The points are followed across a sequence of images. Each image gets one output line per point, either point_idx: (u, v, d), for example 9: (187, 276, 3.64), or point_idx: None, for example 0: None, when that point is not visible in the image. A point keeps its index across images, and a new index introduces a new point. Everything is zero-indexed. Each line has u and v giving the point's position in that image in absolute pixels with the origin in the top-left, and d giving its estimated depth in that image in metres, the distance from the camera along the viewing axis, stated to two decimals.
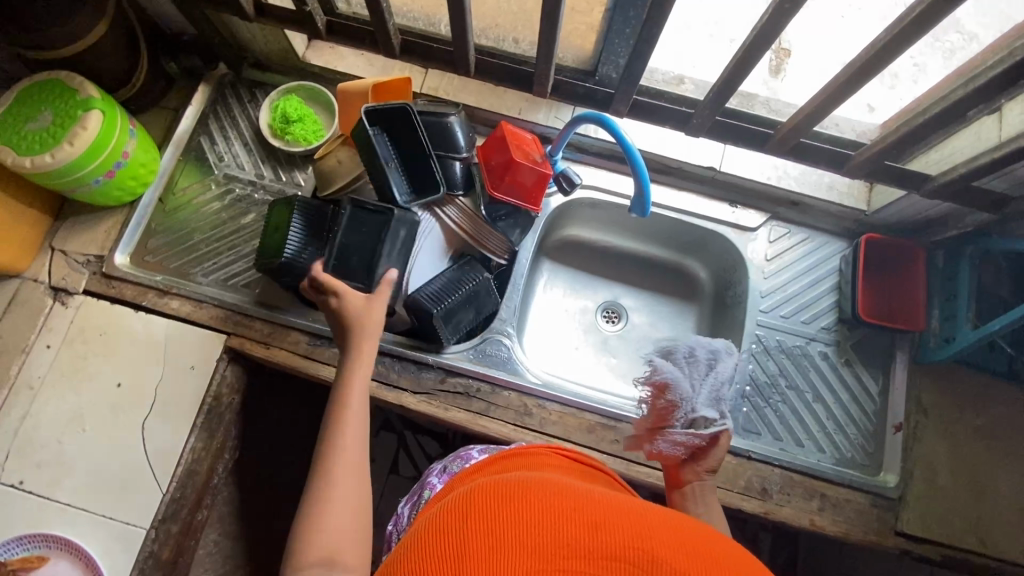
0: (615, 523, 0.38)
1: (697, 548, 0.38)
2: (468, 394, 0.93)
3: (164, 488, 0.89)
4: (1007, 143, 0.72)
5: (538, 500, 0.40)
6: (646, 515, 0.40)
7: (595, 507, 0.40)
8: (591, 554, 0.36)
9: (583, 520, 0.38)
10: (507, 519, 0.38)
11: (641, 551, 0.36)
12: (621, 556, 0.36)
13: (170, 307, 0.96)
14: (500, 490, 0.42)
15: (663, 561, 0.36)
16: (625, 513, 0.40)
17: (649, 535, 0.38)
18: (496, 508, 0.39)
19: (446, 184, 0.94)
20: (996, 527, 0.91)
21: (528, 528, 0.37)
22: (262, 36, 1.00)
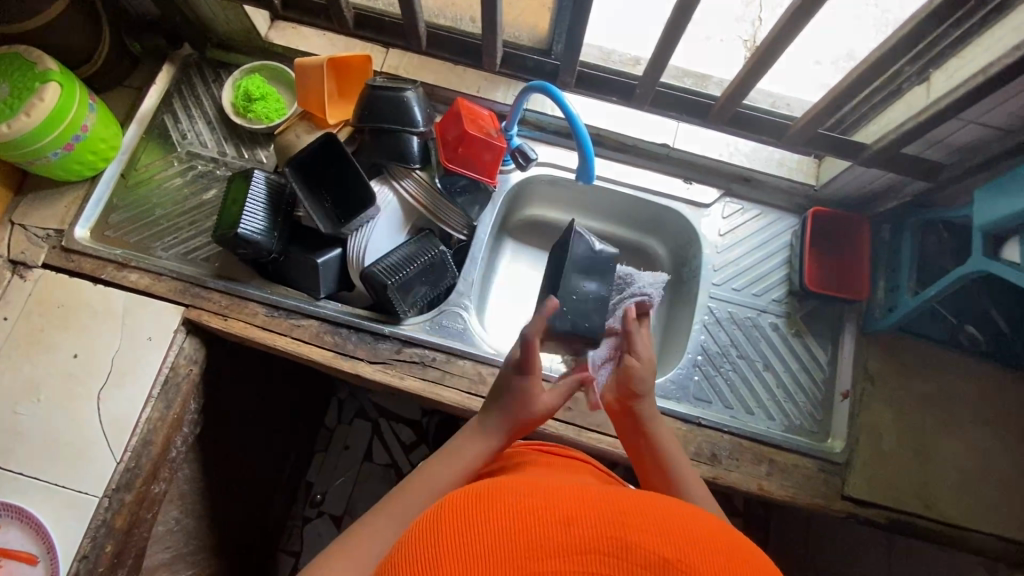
0: (590, 517, 0.40)
1: (671, 529, 0.40)
2: (423, 364, 0.94)
3: (117, 457, 0.89)
4: (931, 107, 0.75)
5: (516, 502, 0.42)
6: (622, 502, 0.42)
7: (571, 499, 0.42)
8: (568, 549, 0.38)
9: (558, 516, 0.40)
10: (489, 527, 0.40)
11: (614, 540, 0.38)
12: (596, 548, 0.38)
13: (130, 280, 0.97)
14: (477, 496, 0.43)
15: (633, 545, 0.38)
16: (604, 504, 0.42)
17: (623, 524, 0.40)
18: (476, 516, 0.41)
19: (403, 157, 0.96)
20: (940, 490, 0.93)
21: (507, 536, 0.39)
22: (224, 15, 1.02)
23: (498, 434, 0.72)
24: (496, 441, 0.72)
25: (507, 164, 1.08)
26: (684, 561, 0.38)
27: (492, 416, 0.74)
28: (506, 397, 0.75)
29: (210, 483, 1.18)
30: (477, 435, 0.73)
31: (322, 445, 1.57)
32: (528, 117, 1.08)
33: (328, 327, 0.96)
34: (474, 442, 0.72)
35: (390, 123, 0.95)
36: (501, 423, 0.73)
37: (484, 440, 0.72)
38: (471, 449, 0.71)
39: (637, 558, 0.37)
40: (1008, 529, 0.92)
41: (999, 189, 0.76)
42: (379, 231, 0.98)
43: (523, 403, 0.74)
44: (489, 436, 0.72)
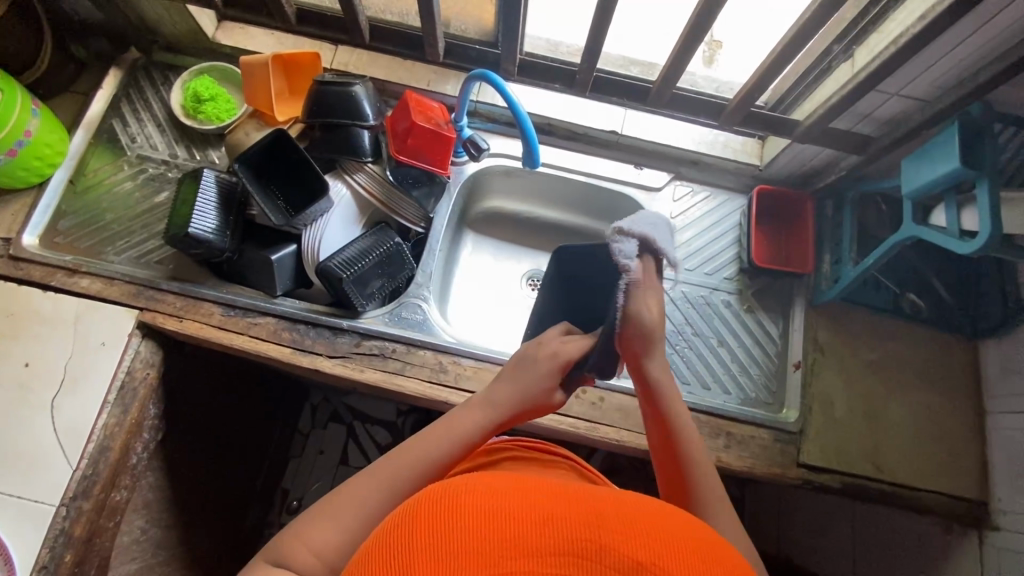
0: (566, 516, 0.36)
1: (649, 531, 0.37)
2: (383, 355, 0.95)
3: (74, 464, 0.88)
4: (854, 80, 0.78)
5: (488, 498, 0.37)
6: (599, 501, 0.39)
7: (542, 497, 0.38)
8: (539, 552, 0.34)
9: (532, 516, 0.36)
10: (459, 522, 0.36)
11: (588, 543, 0.35)
12: (570, 550, 0.34)
13: (81, 285, 0.96)
14: (445, 490, 0.39)
15: (608, 549, 0.34)
16: (581, 504, 0.38)
17: (597, 524, 0.36)
18: (446, 509, 0.37)
19: (354, 151, 0.97)
20: (891, 454, 0.96)
21: (476, 532, 0.35)
22: (168, 16, 1.02)
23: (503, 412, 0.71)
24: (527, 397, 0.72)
25: (461, 156, 1.10)
26: (662, 566, 0.34)
27: (502, 391, 0.72)
28: (519, 377, 0.73)
29: (178, 491, 1.16)
30: (483, 410, 0.70)
31: (297, 450, 1.56)
32: (480, 109, 1.10)
33: (286, 324, 0.95)
34: (478, 415, 0.70)
35: (340, 117, 0.96)
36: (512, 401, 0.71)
37: (490, 417, 0.70)
38: (477, 424, 0.69)
39: (612, 562, 0.34)
40: (958, 487, 0.95)
41: (923, 156, 0.79)
42: (332, 226, 0.98)
43: (534, 383, 0.72)
44: (495, 411, 0.70)
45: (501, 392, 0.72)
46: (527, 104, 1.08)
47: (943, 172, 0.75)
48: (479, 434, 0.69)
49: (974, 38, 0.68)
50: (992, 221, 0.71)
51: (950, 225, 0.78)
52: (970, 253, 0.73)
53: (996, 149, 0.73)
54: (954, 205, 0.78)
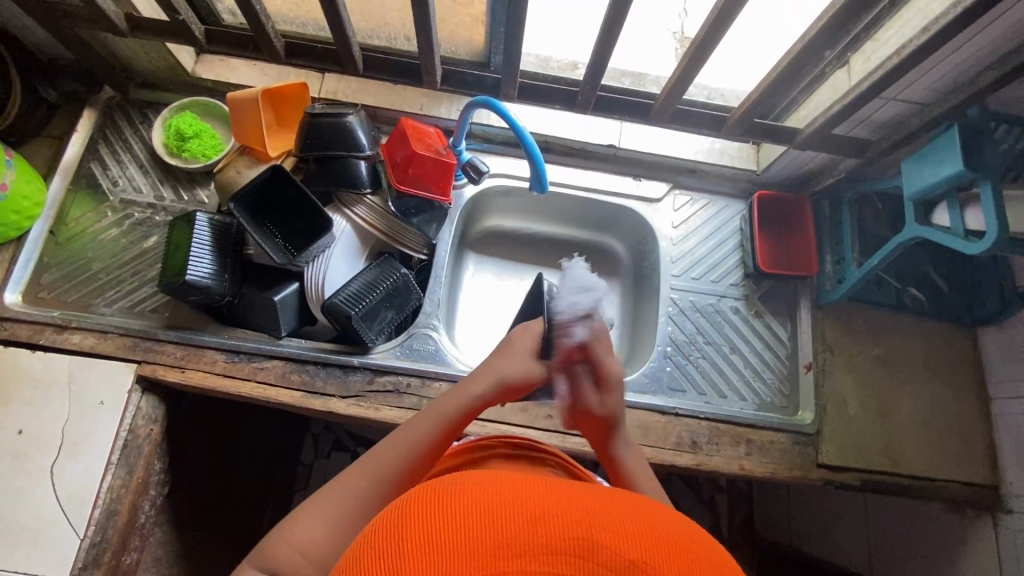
0: (558, 513, 0.35)
1: (641, 529, 0.36)
2: (397, 391, 0.92)
3: (81, 534, 0.83)
4: (855, 88, 0.79)
5: (477, 498, 0.36)
6: (591, 497, 0.38)
7: (531, 494, 0.37)
8: (530, 554, 0.33)
9: (520, 515, 0.34)
10: (446, 524, 0.34)
11: (581, 541, 0.34)
12: (561, 550, 0.33)
13: (72, 342, 0.91)
14: (435, 491, 0.37)
15: (602, 547, 0.33)
16: (573, 501, 0.37)
17: (588, 521, 0.35)
18: (435, 511, 0.35)
19: (353, 182, 0.94)
20: (905, 447, 0.98)
21: (464, 533, 0.33)
22: (145, 53, 0.97)
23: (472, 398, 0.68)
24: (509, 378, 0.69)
25: (460, 179, 1.08)
26: (655, 564, 0.33)
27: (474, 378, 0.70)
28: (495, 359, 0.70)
29: (186, 542, 1.12)
30: (455, 396, 0.68)
31: (302, 484, 1.51)
32: (475, 130, 1.08)
33: (294, 366, 0.92)
34: (445, 403, 0.67)
35: (336, 149, 0.93)
36: (484, 385, 0.68)
37: (459, 403, 0.67)
38: (443, 413, 0.66)
39: (605, 560, 0.33)
40: (970, 474, 0.98)
41: (923, 159, 0.81)
42: (336, 261, 0.95)
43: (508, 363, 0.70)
44: (467, 393, 0.68)
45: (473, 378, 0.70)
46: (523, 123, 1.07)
47: (946, 175, 0.76)
48: (450, 420, 0.66)
49: (971, 46, 0.69)
50: (998, 222, 0.72)
51: (954, 225, 0.80)
52: (977, 253, 0.75)
53: (996, 150, 0.75)
54: (957, 205, 0.79)
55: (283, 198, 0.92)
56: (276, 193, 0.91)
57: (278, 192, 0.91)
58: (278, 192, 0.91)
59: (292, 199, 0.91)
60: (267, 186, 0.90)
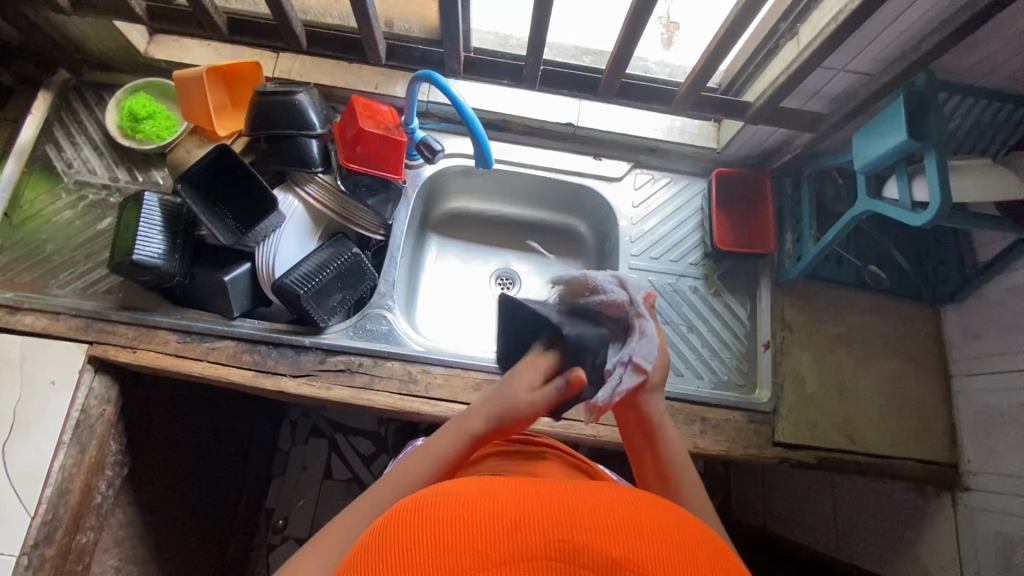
0: (538, 517, 0.36)
1: (623, 523, 0.36)
2: (349, 370, 0.92)
3: (32, 511, 0.84)
4: (800, 58, 0.78)
5: (457, 511, 0.37)
6: (574, 496, 0.38)
7: (513, 500, 0.37)
8: (512, 561, 0.33)
9: (502, 522, 0.35)
10: (427, 539, 0.35)
11: (561, 543, 0.34)
12: (544, 554, 0.34)
13: (24, 323, 0.91)
14: (415, 504, 0.39)
15: (582, 547, 0.34)
16: (553, 503, 0.37)
17: (569, 521, 0.36)
18: (415, 524, 0.36)
19: (303, 161, 0.94)
20: (863, 425, 0.97)
21: (446, 548, 0.34)
22: (94, 33, 0.96)
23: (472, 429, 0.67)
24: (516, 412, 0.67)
25: (417, 159, 1.07)
26: (636, 560, 0.34)
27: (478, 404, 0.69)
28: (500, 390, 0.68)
29: (153, 525, 1.13)
30: (458, 427, 0.67)
31: (279, 469, 1.52)
32: (432, 109, 1.07)
33: (247, 346, 0.92)
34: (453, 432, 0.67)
35: (284, 128, 0.93)
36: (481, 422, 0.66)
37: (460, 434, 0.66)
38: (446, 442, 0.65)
39: (586, 561, 0.34)
40: (928, 452, 0.97)
41: (870, 130, 0.79)
42: (288, 240, 0.95)
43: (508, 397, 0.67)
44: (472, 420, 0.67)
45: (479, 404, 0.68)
46: (481, 101, 1.06)
47: (890, 145, 0.75)
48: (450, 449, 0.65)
49: (910, 11, 0.68)
50: (941, 192, 0.71)
51: (902, 197, 0.78)
52: (919, 225, 0.75)
53: (942, 119, 0.73)
54: (905, 176, 0.78)
55: (233, 176, 0.91)
56: (225, 171, 0.91)
57: (227, 169, 0.91)
58: (227, 169, 0.91)
59: (241, 179, 0.91)
60: (215, 164, 0.90)
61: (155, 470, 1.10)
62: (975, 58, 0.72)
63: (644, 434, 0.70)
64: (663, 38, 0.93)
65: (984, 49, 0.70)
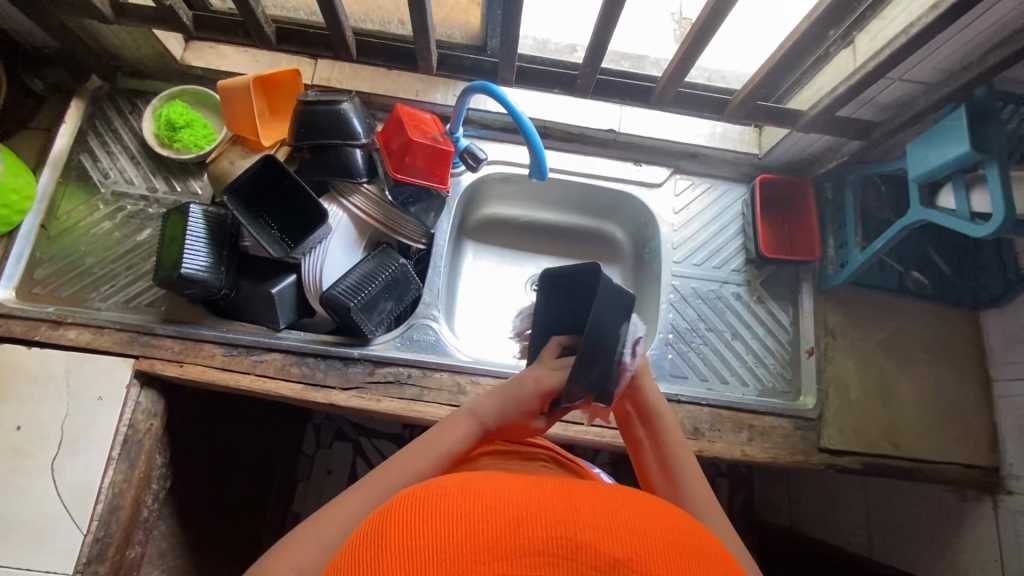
0: (540, 513, 0.35)
1: (626, 523, 0.35)
2: (399, 382, 0.92)
3: (84, 529, 0.83)
4: (860, 68, 0.77)
5: (457, 503, 0.36)
6: (581, 497, 0.37)
7: (519, 494, 0.36)
8: (511, 556, 0.32)
9: (505, 517, 0.34)
10: (429, 530, 0.34)
11: (563, 540, 0.33)
12: (545, 551, 0.33)
13: (67, 337, 0.89)
14: (419, 498, 0.38)
15: (585, 546, 0.33)
16: (555, 500, 0.36)
17: (572, 519, 0.35)
18: (417, 518, 0.35)
19: (348, 172, 0.92)
20: (906, 431, 0.98)
21: (446, 539, 0.33)
22: (132, 40, 0.94)
23: (481, 422, 0.65)
24: (525, 408, 0.66)
25: (457, 166, 1.07)
26: (639, 561, 0.33)
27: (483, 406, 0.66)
28: (504, 391, 0.66)
29: (192, 535, 1.12)
30: (463, 423, 0.65)
31: (305, 474, 1.51)
32: (472, 116, 1.06)
33: (294, 359, 0.92)
34: (462, 428, 0.64)
35: (330, 138, 0.91)
36: (492, 418, 0.65)
37: (468, 426, 0.65)
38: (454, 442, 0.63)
39: (588, 560, 0.32)
40: (971, 456, 0.98)
41: (927, 141, 0.79)
42: (334, 250, 0.94)
43: (509, 399, 0.66)
44: (475, 419, 0.65)
45: (482, 405, 0.66)
46: (521, 108, 1.05)
47: (950, 157, 0.75)
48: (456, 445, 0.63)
49: (978, 25, 0.68)
50: (1004, 203, 0.71)
51: (960, 207, 0.78)
52: (981, 236, 0.75)
53: (1004, 131, 0.73)
54: (963, 186, 0.78)
55: (280, 188, 0.90)
56: (269, 181, 0.89)
57: (272, 180, 0.89)
58: (271, 180, 0.89)
59: (287, 189, 0.90)
60: (258, 175, 0.88)
61: (193, 480, 1.09)
62: None
63: (643, 423, 0.70)
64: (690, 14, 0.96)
65: None
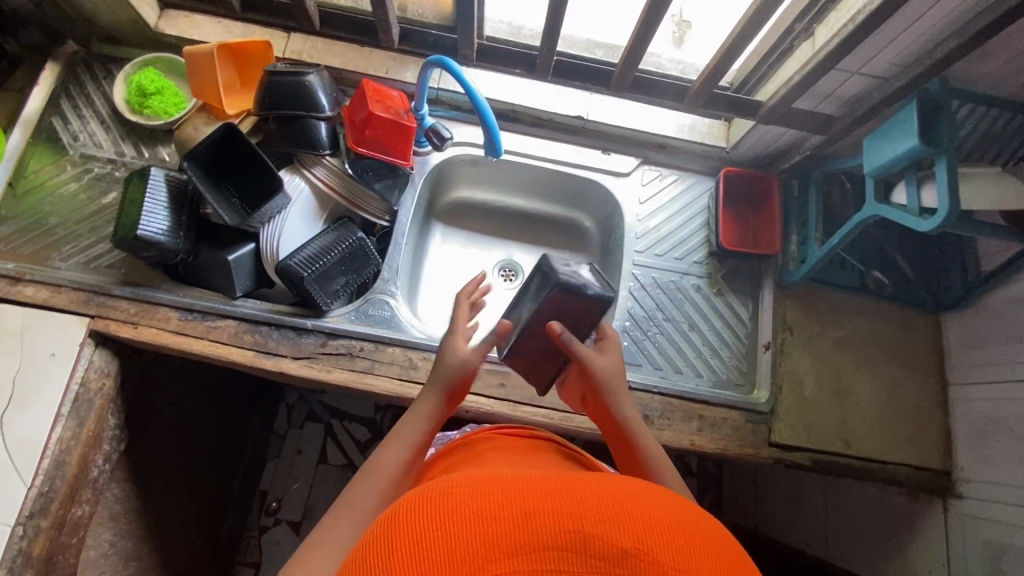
0: (545, 507, 0.35)
1: (631, 510, 0.36)
2: (351, 354, 0.92)
3: (28, 482, 0.84)
4: (816, 57, 0.78)
5: (464, 501, 0.36)
6: (583, 486, 0.37)
7: (524, 488, 0.37)
8: (522, 553, 0.33)
9: (511, 513, 0.35)
10: (437, 532, 0.34)
11: (572, 533, 0.34)
12: (553, 545, 0.33)
13: (25, 294, 0.91)
14: (420, 498, 0.38)
15: (592, 538, 0.34)
16: (561, 491, 0.36)
17: (579, 510, 0.35)
18: (424, 519, 0.35)
19: (311, 144, 0.93)
20: (859, 430, 0.98)
21: (456, 540, 0.34)
22: (105, 5, 0.95)
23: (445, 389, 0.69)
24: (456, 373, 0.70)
25: (425, 146, 1.07)
26: (646, 551, 0.33)
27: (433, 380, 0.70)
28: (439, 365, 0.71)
29: (150, 502, 1.13)
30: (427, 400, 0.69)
31: (273, 452, 1.51)
32: (442, 97, 1.07)
33: (247, 327, 0.92)
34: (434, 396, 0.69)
35: (294, 109, 0.92)
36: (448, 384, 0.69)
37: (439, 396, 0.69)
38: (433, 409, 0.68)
39: (595, 552, 0.33)
40: (923, 458, 0.98)
41: (880, 136, 0.79)
42: (292, 221, 0.95)
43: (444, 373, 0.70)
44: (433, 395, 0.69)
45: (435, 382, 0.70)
46: (492, 90, 1.05)
47: (901, 151, 0.75)
48: (425, 430, 0.67)
49: (924, 18, 0.68)
50: (950, 198, 0.71)
51: (911, 202, 0.78)
52: (927, 230, 0.74)
53: (954, 126, 0.73)
54: (914, 182, 0.78)
55: (246, 155, 0.90)
56: (236, 149, 0.91)
57: (239, 149, 0.90)
58: (238, 148, 0.90)
59: (252, 158, 0.90)
60: (225, 141, 0.89)
61: (150, 444, 1.10)
62: (989, 65, 0.71)
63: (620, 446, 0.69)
64: (674, 36, 0.95)
65: (999, 58, 0.70)
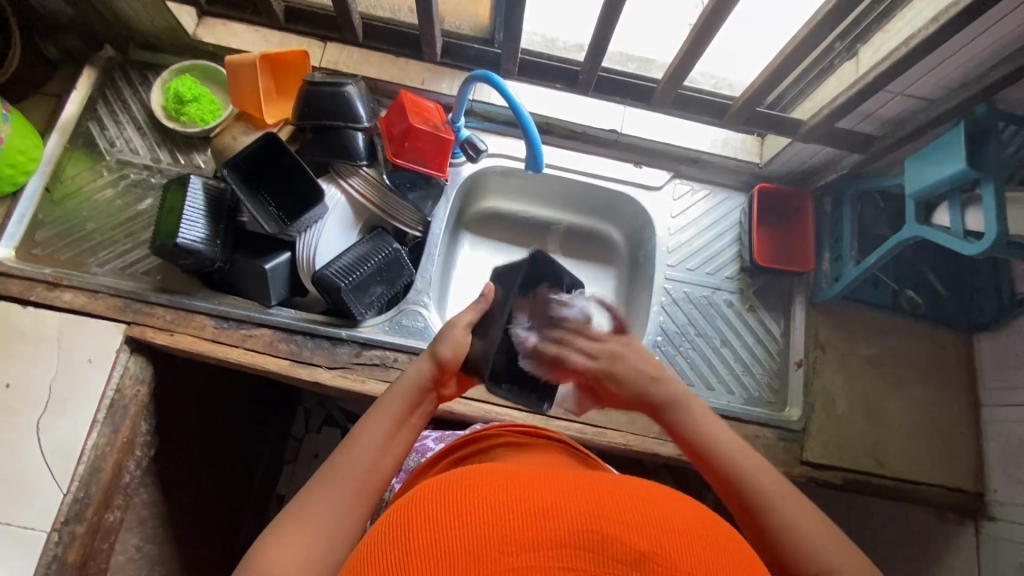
0: (562, 507, 0.33)
1: (649, 514, 0.34)
2: (385, 365, 0.92)
3: (64, 489, 0.84)
4: (861, 79, 0.78)
5: (476, 495, 0.34)
6: (603, 489, 0.36)
7: (539, 487, 0.35)
8: (534, 550, 0.31)
9: (524, 510, 0.33)
10: (445, 525, 0.33)
11: (589, 534, 0.32)
12: (567, 545, 0.31)
13: (63, 299, 0.91)
14: (429, 492, 0.36)
15: (609, 540, 0.32)
16: (576, 492, 0.35)
17: (595, 512, 0.33)
18: (432, 513, 0.34)
19: (348, 154, 0.93)
20: (891, 449, 0.97)
21: (464, 533, 0.32)
22: (147, 13, 0.96)
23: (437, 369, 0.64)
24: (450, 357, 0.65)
25: (458, 157, 1.07)
26: (668, 558, 0.31)
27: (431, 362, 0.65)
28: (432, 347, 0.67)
29: (175, 506, 1.13)
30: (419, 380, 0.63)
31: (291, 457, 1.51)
32: (476, 108, 1.07)
33: (281, 335, 0.93)
34: (422, 369, 0.64)
35: (332, 119, 0.92)
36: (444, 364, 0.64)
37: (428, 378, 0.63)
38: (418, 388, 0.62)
39: (613, 556, 0.31)
40: (955, 479, 0.97)
41: (922, 158, 0.79)
42: (328, 231, 0.95)
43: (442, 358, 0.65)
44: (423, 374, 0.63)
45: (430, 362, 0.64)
46: (526, 102, 1.06)
47: (946, 173, 0.75)
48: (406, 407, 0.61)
49: (973, 44, 0.68)
50: (998, 222, 0.71)
51: (953, 225, 0.78)
52: (974, 254, 0.74)
53: (1001, 150, 0.73)
54: (958, 205, 0.78)
55: (286, 169, 0.92)
56: (277, 161, 0.92)
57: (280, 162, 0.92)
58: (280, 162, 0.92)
59: (293, 170, 0.92)
60: (269, 153, 0.92)
61: (178, 449, 1.10)
62: None
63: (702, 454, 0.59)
64: None
65: None
